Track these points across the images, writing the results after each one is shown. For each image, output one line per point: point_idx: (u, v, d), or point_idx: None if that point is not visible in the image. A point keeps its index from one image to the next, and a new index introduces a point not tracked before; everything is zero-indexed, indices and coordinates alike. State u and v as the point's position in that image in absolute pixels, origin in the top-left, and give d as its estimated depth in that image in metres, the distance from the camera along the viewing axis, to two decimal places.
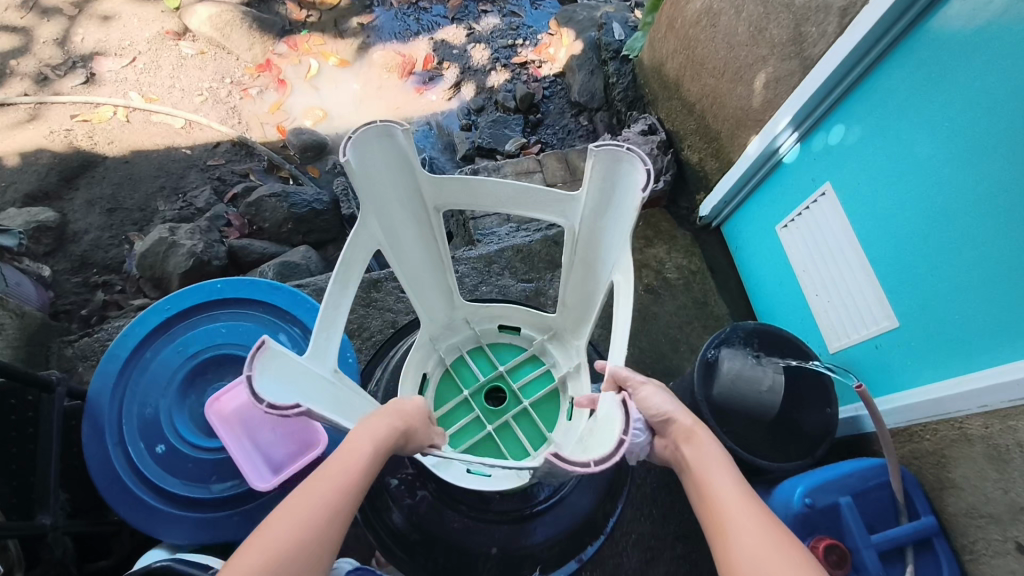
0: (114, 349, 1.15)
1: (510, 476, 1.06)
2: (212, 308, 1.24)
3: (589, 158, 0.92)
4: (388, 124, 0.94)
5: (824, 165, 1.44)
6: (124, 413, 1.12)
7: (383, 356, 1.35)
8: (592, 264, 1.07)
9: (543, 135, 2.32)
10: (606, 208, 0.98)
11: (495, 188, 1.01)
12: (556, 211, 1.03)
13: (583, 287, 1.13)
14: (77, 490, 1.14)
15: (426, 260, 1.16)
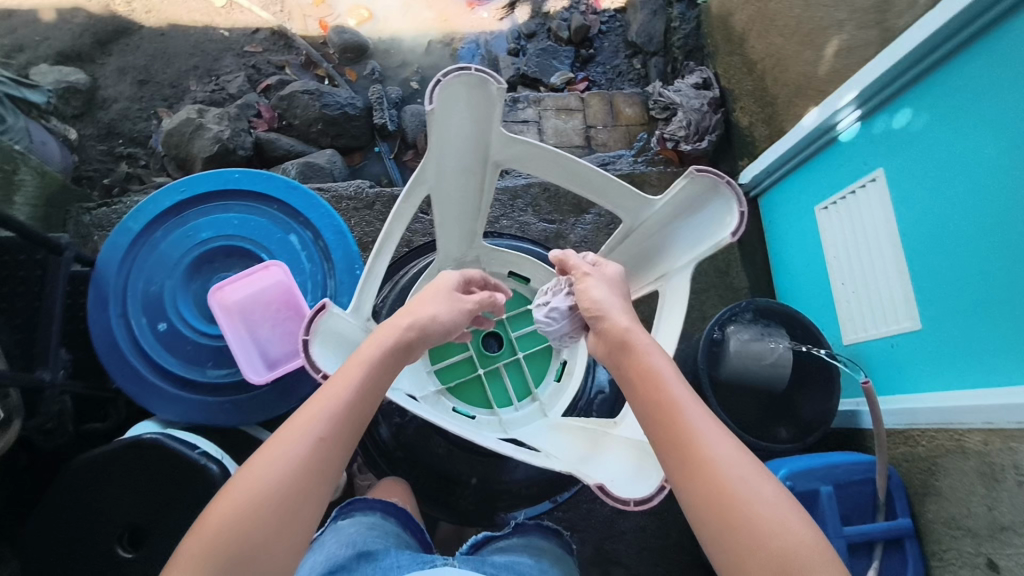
0: (126, 223, 1.15)
1: (491, 427, 1.06)
2: (225, 198, 1.21)
3: (683, 178, 0.85)
4: (483, 75, 0.84)
5: (880, 150, 1.35)
6: (130, 286, 1.13)
7: (392, 273, 1.31)
8: (634, 265, 1.02)
9: (590, 72, 2.22)
10: (677, 222, 0.92)
11: (569, 168, 0.92)
12: (623, 204, 0.94)
13: None
14: (79, 352, 1.17)
15: (465, 210, 1.08)
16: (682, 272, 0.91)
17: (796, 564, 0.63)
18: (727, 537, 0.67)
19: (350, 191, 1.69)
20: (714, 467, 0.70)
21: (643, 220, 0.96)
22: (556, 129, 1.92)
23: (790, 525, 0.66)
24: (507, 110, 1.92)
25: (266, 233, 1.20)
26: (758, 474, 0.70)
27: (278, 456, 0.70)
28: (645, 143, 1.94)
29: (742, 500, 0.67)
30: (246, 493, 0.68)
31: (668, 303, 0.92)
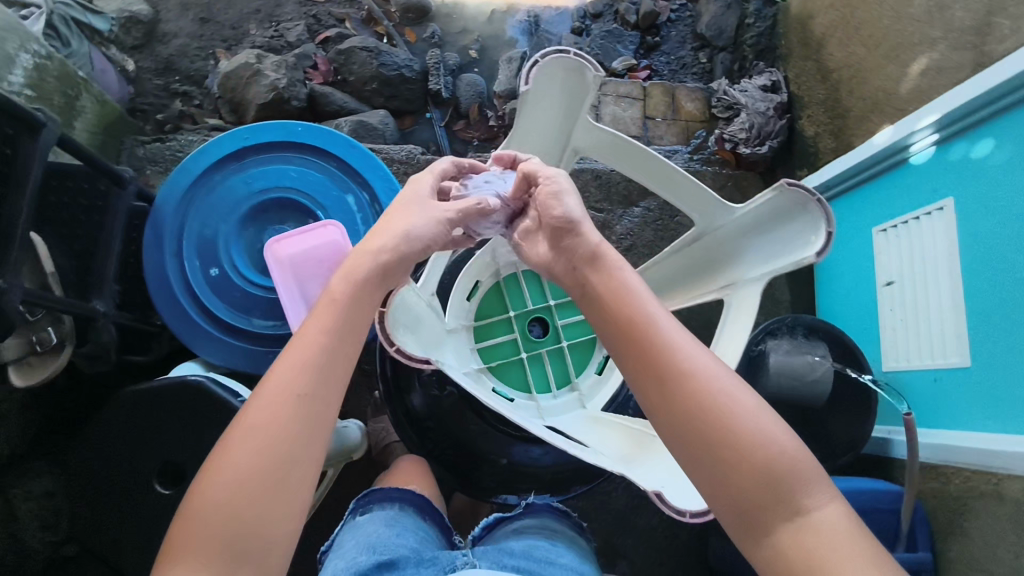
0: (187, 163, 1.14)
1: (529, 411, 1.06)
2: (286, 149, 1.20)
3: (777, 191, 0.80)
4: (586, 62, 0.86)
5: (951, 179, 1.29)
6: (185, 227, 1.13)
7: None
8: (693, 271, 0.98)
9: (652, 61, 2.17)
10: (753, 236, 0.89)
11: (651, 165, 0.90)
12: (700, 205, 0.92)
13: (667, 282, 1.03)
14: (130, 285, 1.18)
15: None
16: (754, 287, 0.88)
17: (793, 479, 0.64)
18: (722, 461, 0.66)
19: (402, 155, 1.68)
20: (705, 396, 0.67)
21: (718, 225, 0.91)
22: (614, 116, 1.88)
23: (783, 442, 0.66)
24: None
25: (324, 190, 1.20)
26: (746, 393, 0.69)
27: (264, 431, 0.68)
28: (702, 141, 1.89)
29: (738, 423, 0.66)
30: (236, 475, 0.66)
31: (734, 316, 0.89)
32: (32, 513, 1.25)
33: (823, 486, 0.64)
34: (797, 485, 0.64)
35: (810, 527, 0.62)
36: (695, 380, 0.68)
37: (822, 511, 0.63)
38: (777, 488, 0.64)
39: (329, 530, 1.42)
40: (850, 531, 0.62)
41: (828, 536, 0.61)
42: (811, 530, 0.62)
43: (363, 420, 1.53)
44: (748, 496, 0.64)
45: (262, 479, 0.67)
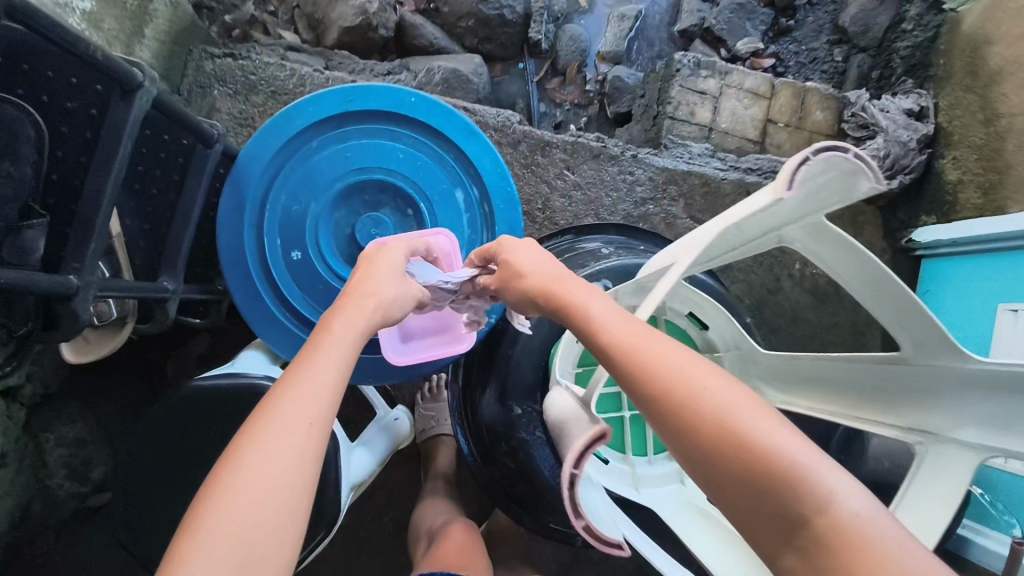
0: (281, 122, 0.97)
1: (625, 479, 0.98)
2: (395, 120, 1.02)
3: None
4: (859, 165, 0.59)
5: None
6: (270, 198, 0.98)
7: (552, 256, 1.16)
8: (873, 391, 0.77)
9: (779, 48, 1.92)
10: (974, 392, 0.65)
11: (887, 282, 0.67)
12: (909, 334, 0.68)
13: (834, 384, 0.82)
14: (200, 247, 1.05)
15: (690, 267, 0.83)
16: (964, 455, 0.67)
17: (791, 476, 0.56)
18: (711, 466, 0.60)
19: (497, 121, 1.49)
20: (674, 405, 0.63)
21: (919, 360, 0.69)
22: (733, 113, 1.66)
23: (773, 440, 0.58)
24: (688, 73, 1.65)
25: (429, 178, 1.03)
26: (727, 389, 0.62)
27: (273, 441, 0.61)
28: None
29: (710, 425, 0.60)
30: (238, 496, 0.58)
31: (920, 477, 0.71)
32: (62, 459, 1.17)
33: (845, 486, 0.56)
34: (793, 483, 0.56)
35: (815, 533, 0.54)
36: (659, 392, 0.64)
37: (832, 506, 0.55)
38: (772, 499, 0.57)
39: (367, 514, 1.37)
40: (872, 528, 0.53)
41: (835, 531, 0.54)
42: (819, 532, 0.54)
43: (413, 406, 1.44)
44: (745, 502, 0.59)
45: (275, 497, 0.59)
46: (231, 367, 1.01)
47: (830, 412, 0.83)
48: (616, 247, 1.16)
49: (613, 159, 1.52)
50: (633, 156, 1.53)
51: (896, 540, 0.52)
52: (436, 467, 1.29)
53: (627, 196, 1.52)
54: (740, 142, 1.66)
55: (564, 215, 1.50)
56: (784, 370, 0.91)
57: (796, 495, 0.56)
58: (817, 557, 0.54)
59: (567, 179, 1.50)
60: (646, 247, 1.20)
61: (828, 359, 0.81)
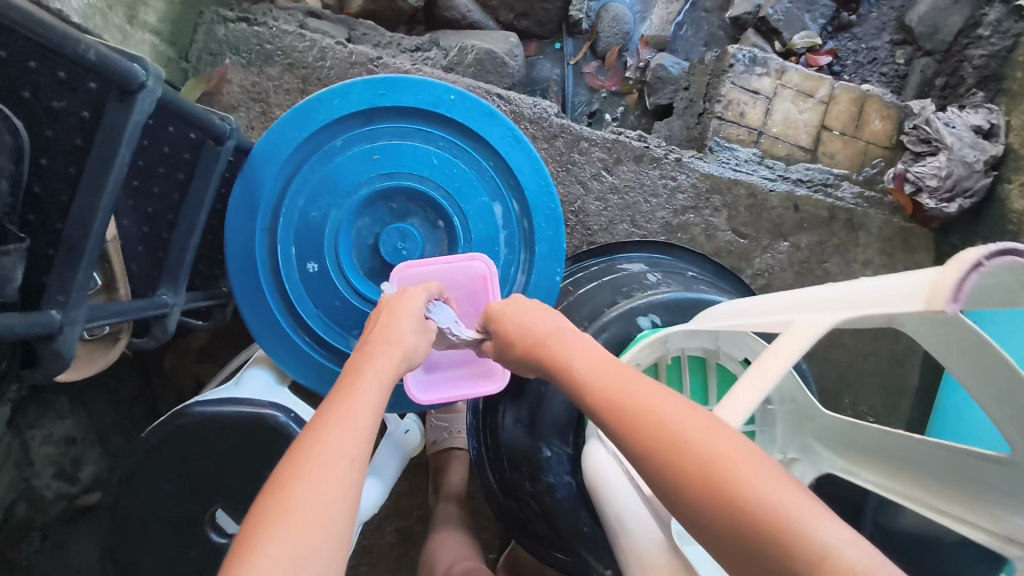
0: (302, 116, 0.86)
1: None
2: (430, 119, 0.91)
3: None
4: None
5: None
6: (286, 202, 0.88)
7: (594, 278, 1.06)
8: (965, 483, 0.66)
9: (837, 44, 1.78)
10: None
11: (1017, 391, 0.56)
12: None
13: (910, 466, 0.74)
14: (205, 247, 0.94)
15: None
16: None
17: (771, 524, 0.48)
18: (700, 517, 0.53)
19: (533, 112, 1.36)
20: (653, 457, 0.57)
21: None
22: (786, 117, 1.53)
23: (754, 483, 0.51)
24: (742, 69, 1.51)
25: (465, 188, 0.92)
26: (706, 429, 0.55)
27: (324, 471, 0.55)
28: (877, 173, 1.57)
29: (690, 474, 0.54)
30: (292, 526, 0.51)
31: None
32: (50, 458, 1.09)
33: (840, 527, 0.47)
34: (777, 532, 0.48)
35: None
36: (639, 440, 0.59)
37: (823, 559, 0.45)
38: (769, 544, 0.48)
39: (370, 525, 1.30)
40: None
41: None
42: None
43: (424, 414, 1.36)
44: (737, 554, 0.50)
45: (329, 530, 0.52)
46: (235, 391, 0.87)
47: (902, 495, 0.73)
48: (666, 275, 1.04)
49: (655, 162, 1.41)
50: (677, 159, 1.42)
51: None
52: (447, 485, 1.21)
53: (667, 203, 1.41)
54: (790, 150, 1.54)
55: (598, 220, 1.38)
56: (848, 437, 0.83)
57: (786, 544, 0.47)
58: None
59: (603, 181, 1.38)
60: (697, 274, 1.07)
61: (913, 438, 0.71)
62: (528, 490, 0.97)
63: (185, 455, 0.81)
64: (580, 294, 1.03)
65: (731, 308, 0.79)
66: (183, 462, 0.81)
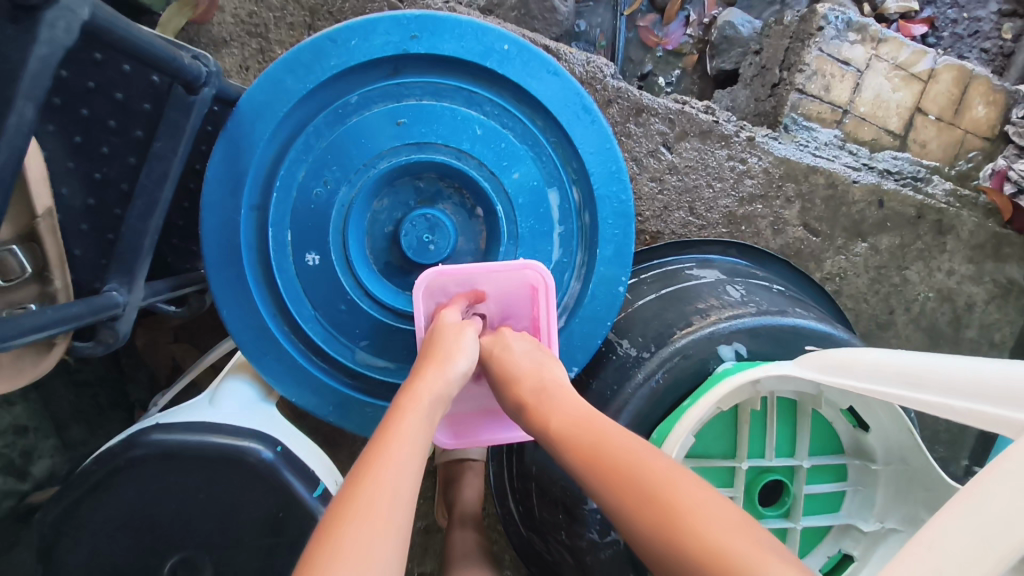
0: (308, 59, 0.65)
1: None
2: (475, 75, 0.70)
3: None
4: None
5: None
6: (282, 172, 0.67)
7: (657, 287, 0.88)
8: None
9: (936, 11, 1.52)
10: None
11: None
12: None
13: None
14: (176, 219, 0.74)
15: (938, 377, 0.53)
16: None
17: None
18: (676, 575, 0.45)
19: (585, 70, 1.14)
20: (620, 504, 0.49)
21: None
22: (877, 94, 1.30)
23: (728, 542, 0.43)
24: (833, 34, 1.27)
25: (515, 169, 0.71)
26: (679, 483, 0.48)
27: (375, 512, 0.44)
28: (971, 168, 1.35)
29: (657, 528, 0.46)
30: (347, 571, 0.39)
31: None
32: None
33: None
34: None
35: None
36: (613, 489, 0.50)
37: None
38: None
39: None
40: None
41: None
42: None
43: None
44: None
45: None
46: (208, 411, 0.67)
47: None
48: (750, 288, 0.84)
49: (723, 140, 1.19)
50: (749, 139, 1.20)
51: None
52: (460, 505, 1.02)
53: (732, 189, 1.20)
54: (876, 133, 1.31)
55: (651, 206, 1.18)
56: None
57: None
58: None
59: (661, 159, 1.17)
60: (784, 289, 0.88)
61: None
62: (563, 540, 0.79)
63: (140, 492, 0.63)
64: (639, 306, 0.86)
65: (877, 364, 0.60)
66: (138, 501, 0.63)
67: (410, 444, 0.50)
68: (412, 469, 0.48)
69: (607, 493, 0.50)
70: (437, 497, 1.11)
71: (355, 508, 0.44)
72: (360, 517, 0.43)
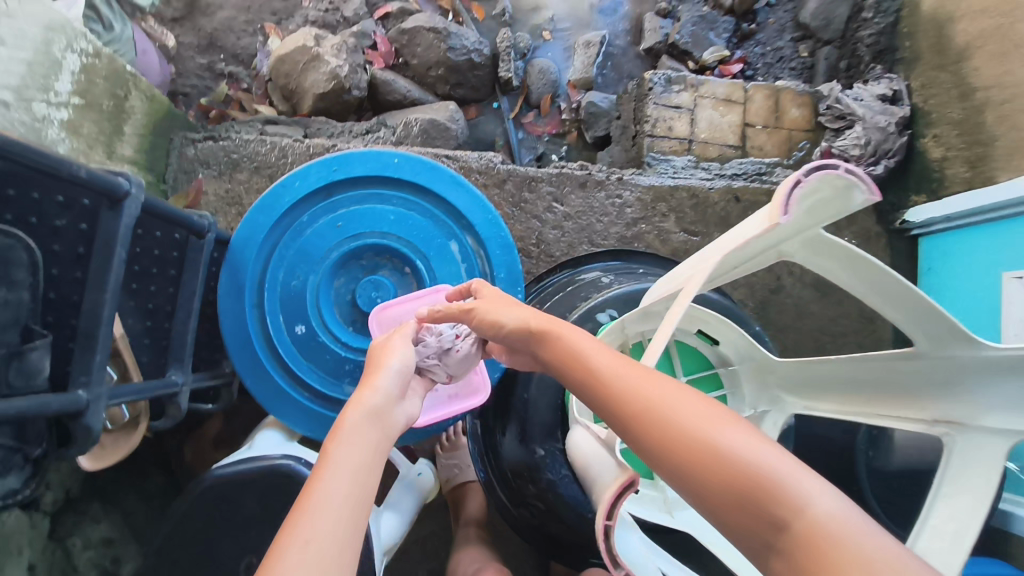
0: (269, 201, 0.98)
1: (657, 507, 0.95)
2: (381, 183, 1.04)
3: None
4: (855, 184, 0.55)
5: None
6: (268, 276, 0.99)
7: (557, 289, 1.18)
8: (899, 389, 0.77)
9: (746, 52, 1.95)
10: (898, 401, 0.77)
11: (892, 290, 0.67)
12: (888, 372, 0.76)
13: (834, 380, 0.86)
14: (201, 334, 1.04)
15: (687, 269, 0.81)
16: (995, 442, 0.67)
17: (762, 487, 0.57)
18: (682, 482, 0.62)
19: (479, 163, 1.51)
20: (651, 427, 0.64)
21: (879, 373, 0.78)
22: (710, 122, 1.67)
23: (738, 451, 0.59)
24: (661, 90, 1.67)
25: (424, 235, 1.04)
26: (701, 405, 0.63)
27: (302, 531, 0.57)
28: (805, 154, 1.70)
29: (681, 443, 0.62)
30: None
31: (954, 472, 0.70)
32: (92, 560, 1.11)
33: (819, 485, 0.56)
34: (752, 491, 0.57)
35: (808, 528, 0.54)
36: (650, 428, 0.64)
37: (811, 515, 0.55)
38: (763, 497, 0.57)
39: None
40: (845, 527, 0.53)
41: (812, 536, 0.54)
42: (798, 538, 0.54)
43: (434, 457, 1.39)
44: (731, 515, 0.58)
45: None
46: (248, 453, 0.94)
47: (858, 414, 0.83)
48: (618, 275, 1.15)
49: (599, 185, 1.53)
50: (618, 179, 1.54)
51: (884, 538, 0.52)
52: (468, 515, 1.24)
53: (618, 219, 1.53)
54: (721, 150, 1.68)
55: (559, 247, 1.50)
56: (787, 377, 0.94)
57: (773, 506, 0.56)
58: (791, 562, 0.54)
59: (556, 212, 1.51)
60: (646, 271, 1.19)
61: (853, 359, 0.80)
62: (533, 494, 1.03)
63: (211, 518, 0.88)
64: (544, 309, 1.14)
65: (669, 279, 0.90)
66: (212, 524, 0.88)
67: (337, 468, 0.64)
68: (337, 487, 0.62)
69: (643, 414, 0.65)
70: (451, 522, 1.32)
71: (297, 530, 0.58)
72: (299, 539, 0.57)
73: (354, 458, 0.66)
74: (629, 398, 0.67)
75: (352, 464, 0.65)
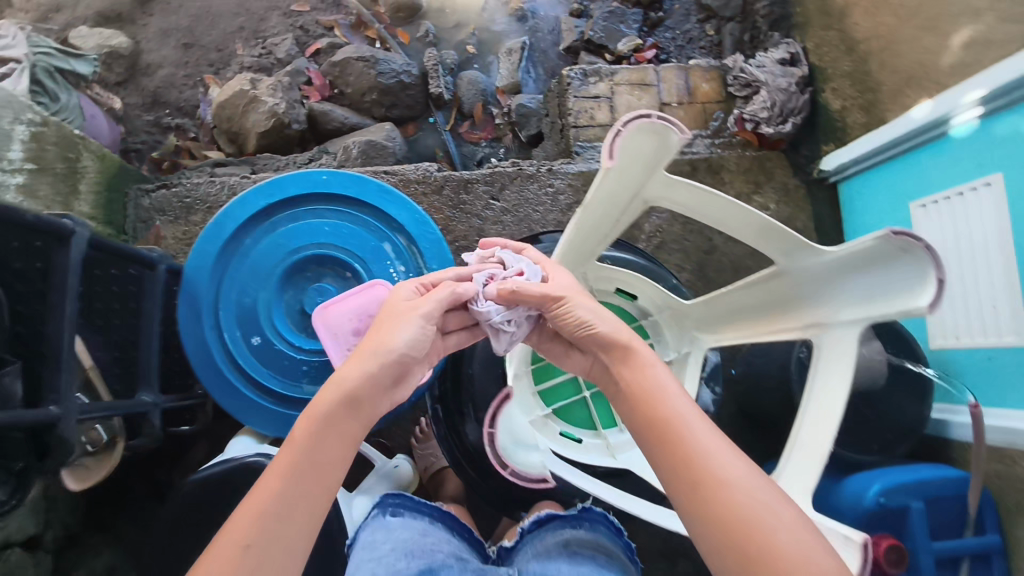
0: (214, 230, 1.08)
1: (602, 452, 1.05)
2: (315, 200, 1.14)
3: (870, 237, 0.69)
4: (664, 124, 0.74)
5: (975, 160, 1.26)
6: (221, 297, 1.09)
7: None
8: (781, 303, 0.89)
9: (658, 38, 2.08)
10: (784, 313, 0.89)
11: (740, 214, 0.82)
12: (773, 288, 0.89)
13: (736, 308, 0.97)
14: (170, 360, 1.13)
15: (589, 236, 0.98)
16: (847, 332, 0.79)
17: (748, 542, 0.60)
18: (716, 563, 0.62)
19: (417, 174, 1.61)
20: (709, 494, 0.63)
21: (768, 290, 0.90)
22: (629, 106, 1.79)
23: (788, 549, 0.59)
24: (578, 84, 1.79)
25: (360, 241, 1.14)
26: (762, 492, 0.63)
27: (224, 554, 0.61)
28: (721, 123, 1.82)
29: (736, 523, 0.61)
30: None
31: (820, 365, 0.82)
32: None
33: None
34: None
35: None
36: (708, 496, 0.63)
37: None
38: None
39: None
40: None
41: None
42: None
43: (411, 451, 1.48)
44: None
45: None
46: (224, 456, 1.08)
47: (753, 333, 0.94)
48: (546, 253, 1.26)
49: (531, 178, 1.64)
50: (548, 170, 1.66)
51: None
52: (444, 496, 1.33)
53: (552, 206, 1.64)
54: None
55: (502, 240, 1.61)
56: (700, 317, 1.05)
57: None
58: None
59: (494, 208, 1.62)
60: None
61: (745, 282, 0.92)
62: None
63: None
64: None
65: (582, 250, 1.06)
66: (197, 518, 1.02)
67: (279, 484, 0.65)
68: (268, 505, 0.64)
69: (702, 479, 0.64)
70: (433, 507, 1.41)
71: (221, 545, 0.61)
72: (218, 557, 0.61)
73: (302, 474, 0.67)
74: (692, 459, 0.66)
75: (298, 478, 0.66)
